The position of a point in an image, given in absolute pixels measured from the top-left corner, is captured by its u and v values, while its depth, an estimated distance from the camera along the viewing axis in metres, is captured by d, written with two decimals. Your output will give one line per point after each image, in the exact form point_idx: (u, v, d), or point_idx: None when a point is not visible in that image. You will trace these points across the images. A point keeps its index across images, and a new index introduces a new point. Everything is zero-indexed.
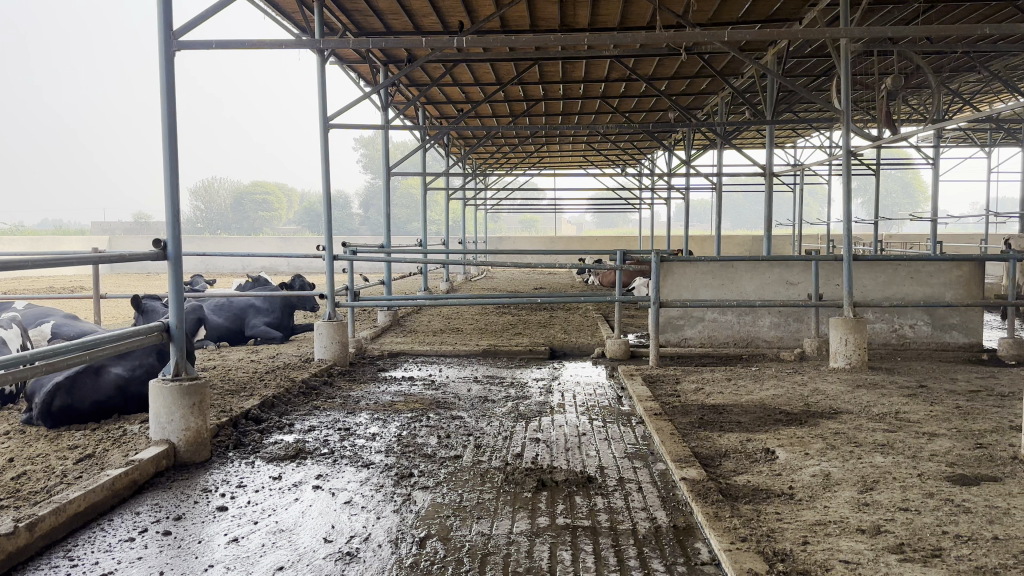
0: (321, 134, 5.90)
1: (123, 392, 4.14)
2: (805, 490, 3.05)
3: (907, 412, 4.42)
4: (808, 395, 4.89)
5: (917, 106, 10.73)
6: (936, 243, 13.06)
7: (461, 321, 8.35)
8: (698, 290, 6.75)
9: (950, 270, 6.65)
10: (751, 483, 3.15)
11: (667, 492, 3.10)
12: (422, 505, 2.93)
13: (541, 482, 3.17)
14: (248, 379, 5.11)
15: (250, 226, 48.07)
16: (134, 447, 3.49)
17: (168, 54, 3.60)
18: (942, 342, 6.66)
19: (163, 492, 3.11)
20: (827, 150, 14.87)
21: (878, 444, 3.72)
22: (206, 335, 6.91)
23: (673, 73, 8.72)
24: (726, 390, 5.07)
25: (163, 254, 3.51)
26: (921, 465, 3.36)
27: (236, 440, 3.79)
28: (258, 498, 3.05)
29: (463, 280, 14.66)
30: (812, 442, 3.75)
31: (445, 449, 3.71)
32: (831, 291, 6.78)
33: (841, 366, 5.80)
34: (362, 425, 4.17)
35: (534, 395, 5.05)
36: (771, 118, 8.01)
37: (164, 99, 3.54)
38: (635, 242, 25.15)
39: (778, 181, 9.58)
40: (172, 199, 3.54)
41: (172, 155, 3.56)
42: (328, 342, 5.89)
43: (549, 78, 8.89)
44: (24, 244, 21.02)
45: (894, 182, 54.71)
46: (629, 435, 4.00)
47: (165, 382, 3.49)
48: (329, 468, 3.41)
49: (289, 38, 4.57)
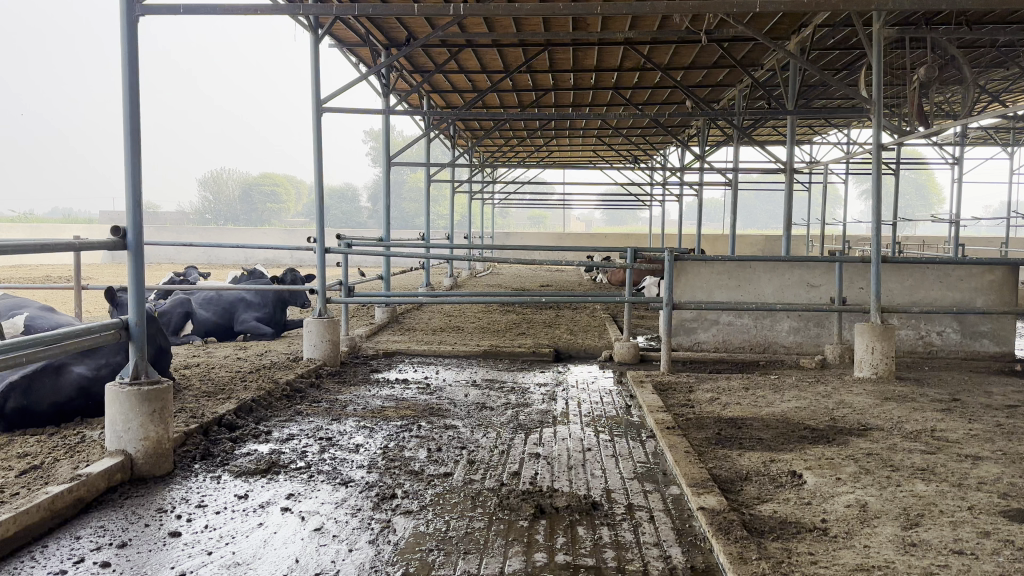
0: (315, 117, 5.52)
1: (86, 394, 3.79)
2: (841, 525, 2.67)
3: (944, 430, 4.01)
4: (834, 408, 4.50)
5: (943, 103, 10.28)
6: (958, 246, 12.56)
7: (463, 320, 7.95)
8: (712, 292, 6.37)
9: (981, 275, 6.23)
10: (778, 515, 2.76)
11: (682, 523, 2.72)
12: (402, 534, 2.57)
13: (539, 509, 2.80)
14: (228, 380, 4.74)
15: (258, 218, 47.75)
16: (87, 458, 3.12)
17: (131, 20, 3.21)
18: (972, 351, 6.25)
19: (111, 512, 2.74)
20: (845, 147, 14.36)
21: (918, 468, 3.33)
22: (194, 331, 6.58)
23: (690, 62, 8.32)
24: (744, 400, 4.68)
25: (123, 243, 3.13)
26: (970, 495, 2.97)
27: (204, 450, 3.43)
28: (216, 522, 2.68)
29: (467, 277, 14.34)
30: (844, 465, 3.36)
31: (435, 465, 3.34)
32: (854, 295, 6.38)
33: (867, 376, 5.40)
34: (346, 435, 3.80)
35: (537, 402, 4.68)
36: (794, 110, 7.58)
37: (126, 72, 3.17)
38: (645, 242, 24.78)
39: (799, 176, 9.10)
40: (134, 181, 3.17)
41: (135, 135, 3.18)
42: (318, 341, 5.52)
43: (558, 66, 8.51)
44: (24, 231, 20.69)
45: (909, 182, 54.30)
46: (639, 452, 3.63)
47: (122, 387, 3.12)
48: (302, 487, 3.04)
49: (268, 4, 4.15)
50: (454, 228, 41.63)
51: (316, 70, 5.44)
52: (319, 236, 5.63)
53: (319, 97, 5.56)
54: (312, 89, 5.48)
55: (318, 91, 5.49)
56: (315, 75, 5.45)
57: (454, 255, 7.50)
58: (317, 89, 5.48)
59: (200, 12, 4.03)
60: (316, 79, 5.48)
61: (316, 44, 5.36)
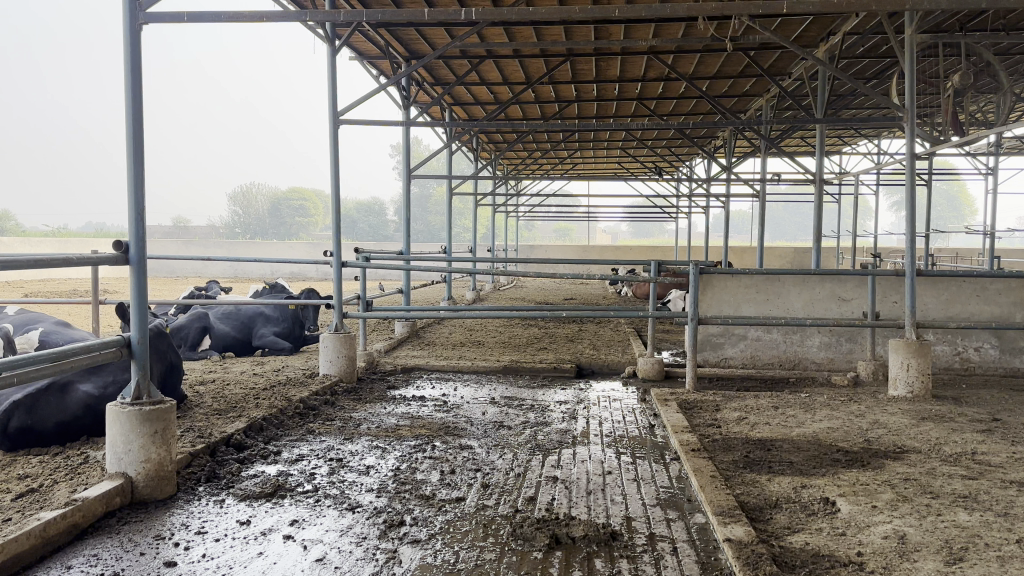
0: (331, 129, 5.43)
1: (92, 412, 3.69)
2: (878, 559, 2.49)
3: (986, 454, 3.79)
4: (867, 429, 4.30)
5: (978, 111, 10.00)
6: (994, 257, 12.21)
7: (485, 334, 7.80)
8: (740, 305, 6.17)
9: (1021, 288, 5.99)
10: (809, 548, 2.59)
11: (707, 556, 2.55)
12: (408, 566, 2.42)
13: (554, 539, 2.65)
14: (241, 397, 4.64)
15: (285, 231, 48.07)
16: (87, 480, 3.02)
17: (134, 27, 3.13)
18: (1012, 367, 5.99)
19: (107, 539, 2.63)
20: (875, 157, 14.07)
21: (959, 495, 3.13)
22: (211, 345, 6.52)
23: (715, 71, 8.15)
24: (774, 420, 4.49)
25: (125, 258, 3.04)
26: (1017, 527, 2.77)
27: (209, 472, 3.32)
28: (214, 550, 2.55)
29: (490, 290, 14.23)
30: (881, 492, 3.16)
31: (447, 489, 3.20)
32: (888, 309, 6.16)
33: (902, 395, 5.17)
34: (357, 455, 3.67)
35: (557, 421, 4.52)
36: (822, 118, 7.38)
37: (128, 80, 3.08)
38: (670, 255, 24.54)
39: (829, 187, 8.87)
40: (137, 194, 3.07)
41: (138, 145, 3.09)
42: (334, 357, 5.41)
43: (581, 76, 8.37)
44: (52, 245, 20.88)
45: (940, 194, 53.49)
46: (662, 476, 3.46)
47: (123, 407, 3.02)
48: (307, 512, 2.90)
49: (275, 10, 4.06)
50: (479, 241, 41.67)
51: (334, 81, 5.36)
52: (336, 250, 5.52)
53: (337, 109, 5.47)
54: (329, 100, 5.39)
55: (335, 102, 5.39)
56: (332, 86, 5.37)
57: (475, 269, 7.34)
58: (334, 100, 5.39)
59: (205, 19, 3.94)
60: (334, 90, 5.39)
61: (332, 55, 5.28)
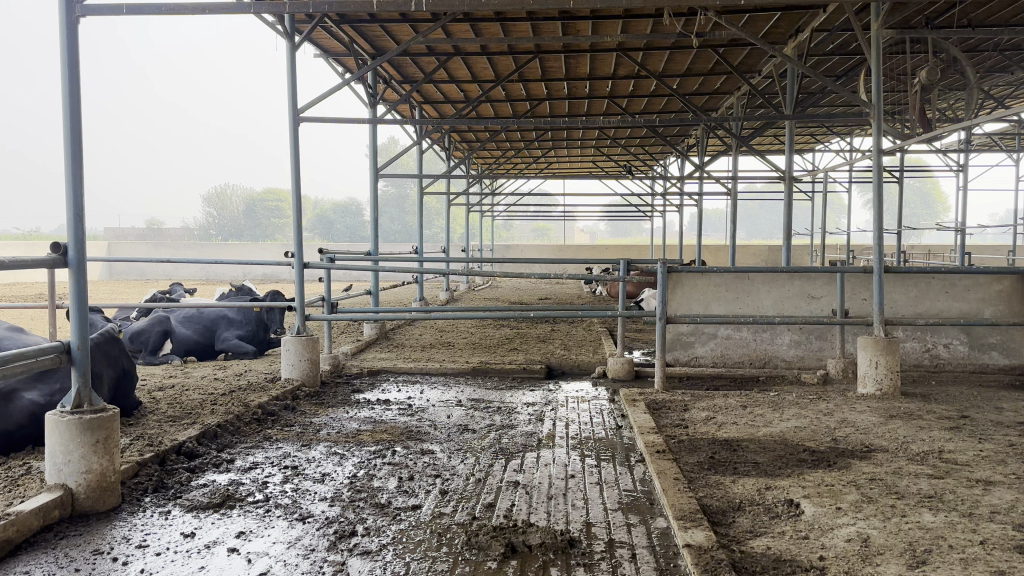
0: (292, 126, 5.31)
1: (38, 421, 3.57)
2: (840, 564, 2.42)
3: (953, 452, 3.76)
4: (835, 427, 4.25)
5: (947, 109, 10.03)
6: (964, 254, 12.27)
7: (456, 336, 7.70)
8: (709, 303, 6.13)
9: (988, 285, 5.99)
10: (770, 552, 2.52)
11: (666, 563, 2.48)
12: None
13: (509, 548, 2.57)
14: (198, 403, 4.51)
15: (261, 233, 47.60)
16: (25, 492, 2.89)
17: (70, 20, 3.00)
18: (980, 364, 5.99)
19: (42, 555, 2.51)
20: (847, 155, 14.11)
21: (924, 495, 3.08)
22: (172, 349, 6.39)
23: (685, 68, 8.10)
24: (742, 420, 4.43)
25: (64, 261, 2.92)
26: (982, 527, 2.72)
27: (156, 482, 3.20)
28: (154, 565, 2.44)
29: (465, 291, 14.10)
30: (846, 493, 3.11)
31: (403, 496, 3.10)
32: (858, 307, 6.13)
33: (871, 393, 5.14)
34: (314, 463, 3.57)
35: (522, 423, 4.44)
36: (792, 115, 7.35)
37: (65, 74, 2.95)
38: (647, 254, 24.54)
39: (799, 184, 8.85)
40: (75, 193, 2.95)
41: (76, 142, 2.96)
42: (296, 360, 5.29)
43: (550, 73, 8.30)
44: (19, 249, 20.48)
45: (912, 191, 54.00)
46: (625, 479, 3.39)
47: (63, 415, 2.89)
48: (255, 523, 2.80)
49: (221, 2, 3.94)
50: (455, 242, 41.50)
51: (293, 77, 5.24)
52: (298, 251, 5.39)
53: (297, 106, 5.36)
54: (290, 97, 5.27)
55: (294, 99, 5.28)
56: (292, 82, 5.25)
57: (446, 269, 7.22)
58: (294, 97, 5.28)
59: (146, 11, 3.82)
60: (293, 87, 5.27)
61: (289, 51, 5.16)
